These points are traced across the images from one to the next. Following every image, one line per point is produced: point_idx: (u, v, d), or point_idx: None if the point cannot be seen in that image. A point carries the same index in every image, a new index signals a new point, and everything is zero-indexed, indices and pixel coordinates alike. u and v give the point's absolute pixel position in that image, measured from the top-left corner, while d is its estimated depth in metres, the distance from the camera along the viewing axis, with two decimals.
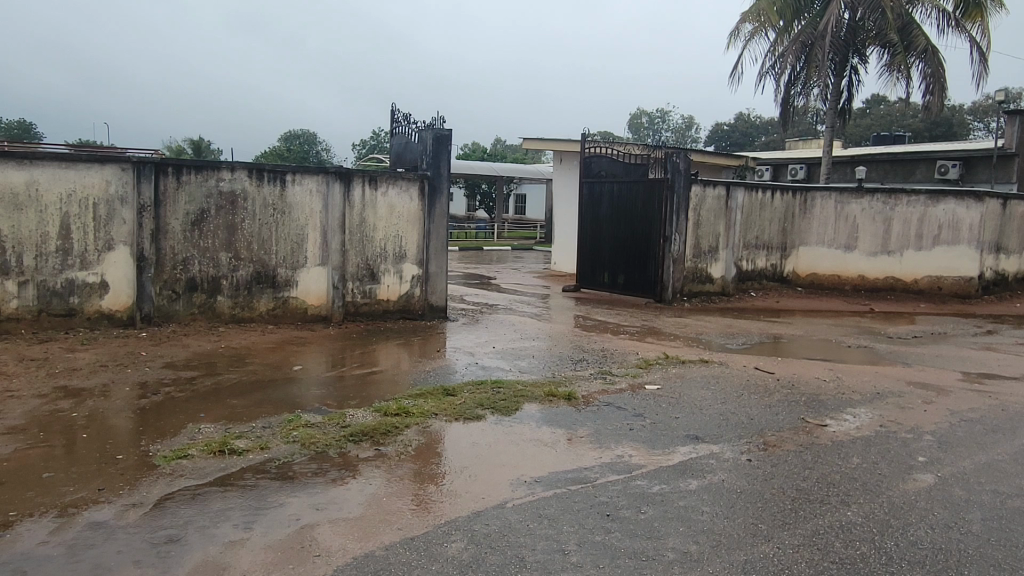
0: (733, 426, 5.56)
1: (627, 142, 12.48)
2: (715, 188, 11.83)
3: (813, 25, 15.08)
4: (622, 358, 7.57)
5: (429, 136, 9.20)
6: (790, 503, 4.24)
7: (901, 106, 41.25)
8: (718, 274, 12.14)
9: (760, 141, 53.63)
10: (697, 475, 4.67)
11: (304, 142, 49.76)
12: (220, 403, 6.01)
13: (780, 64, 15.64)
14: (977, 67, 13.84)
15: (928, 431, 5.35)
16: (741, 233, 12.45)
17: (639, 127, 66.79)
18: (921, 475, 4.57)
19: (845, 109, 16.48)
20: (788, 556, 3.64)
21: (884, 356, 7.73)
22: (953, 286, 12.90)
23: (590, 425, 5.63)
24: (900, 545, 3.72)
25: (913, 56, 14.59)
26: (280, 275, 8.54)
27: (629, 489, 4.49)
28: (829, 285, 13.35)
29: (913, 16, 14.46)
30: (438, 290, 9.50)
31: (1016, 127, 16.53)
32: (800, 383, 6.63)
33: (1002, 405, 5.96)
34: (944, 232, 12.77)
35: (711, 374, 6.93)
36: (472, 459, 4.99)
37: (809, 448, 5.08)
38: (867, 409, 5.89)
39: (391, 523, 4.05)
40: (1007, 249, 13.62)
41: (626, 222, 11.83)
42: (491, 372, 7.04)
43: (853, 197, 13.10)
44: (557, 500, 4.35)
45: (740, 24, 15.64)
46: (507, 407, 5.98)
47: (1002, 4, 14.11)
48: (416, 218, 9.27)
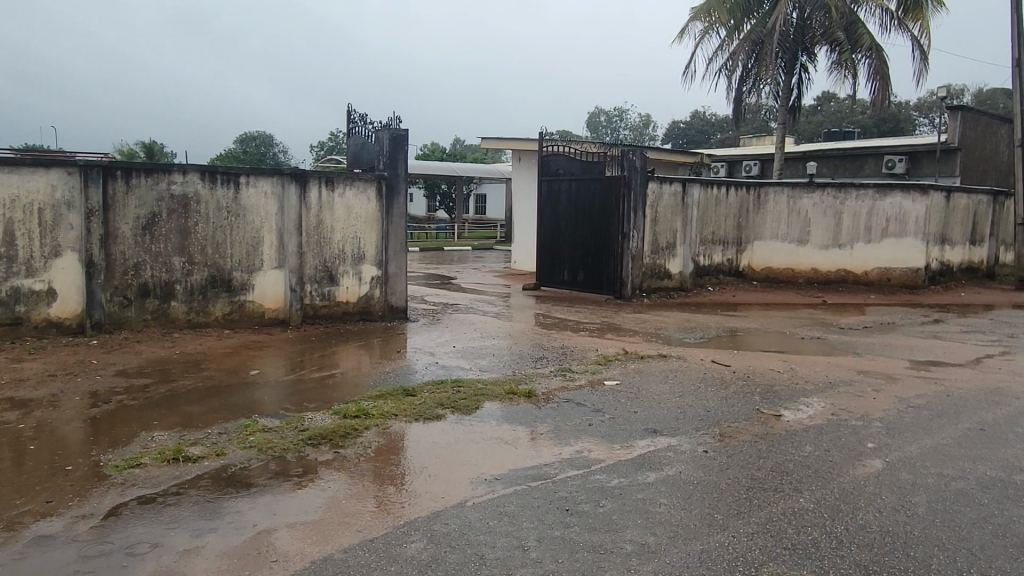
0: (690, 418, 5.64)
1: (585, 141, 12.54)
2: (672, 184, 11.97)
3: (763, 23, 15.39)
4: (581, 355, 7.63)
5: (386, 136, 9.16)
6: (744, 492, 4.32)
7: (851, 103, 42.41)
8: (676, 270, 12.30)
9: (716, 139, 54.54)
10: (655, 468, 4.73)
11: (262, 144, 49.01)
12: (174, 410, 5.89)
13: (731, 61, 15.89)
14: (919, 64, 14.25)
15: (876, 418, 5.50)
16: (698, 229, 12.63)
17: (598, 126, 67.26)
18: (870, 461, 4.69)
19: (796, 106, 16.83)
20: (742, 544, 3.71)
21: (835, 347, 7.92)
22: (902, 278, 13.28)
23: (551, 422, 5.67)
24: (850, 529, 3.82)
25: (859, 53, 14.97)
26: (236, 279, 8.40)
27: (588, 484, 4.53)
28: (783, 278, 13.62)
29: (857, 16, 14.83)
30: (397, 291, 9.45)
31: (957, 122, 17.11)
32: (755, 375, 6.75)
33: (947, 391, 6.16)
34: (892, 225, 13.14)
35: (669, 369, 7.02)
36: (432, 458, 4.98)
37: (763, 438, 5.18)
38: (818, 398, 6.04)
39: (350, 525, 4.02)
40: (951, 240, 14.06)
41: (585, 220, 11.90)
42: (451, 372, 7.03)
43: (805, 192, 13.40)
44: (517, 498, 4.36)
45: (692, 24, 15.88)
46: (467, 406, 5.98)
47: (942, 3, 14.56)
48: (374, 219, 9.20)
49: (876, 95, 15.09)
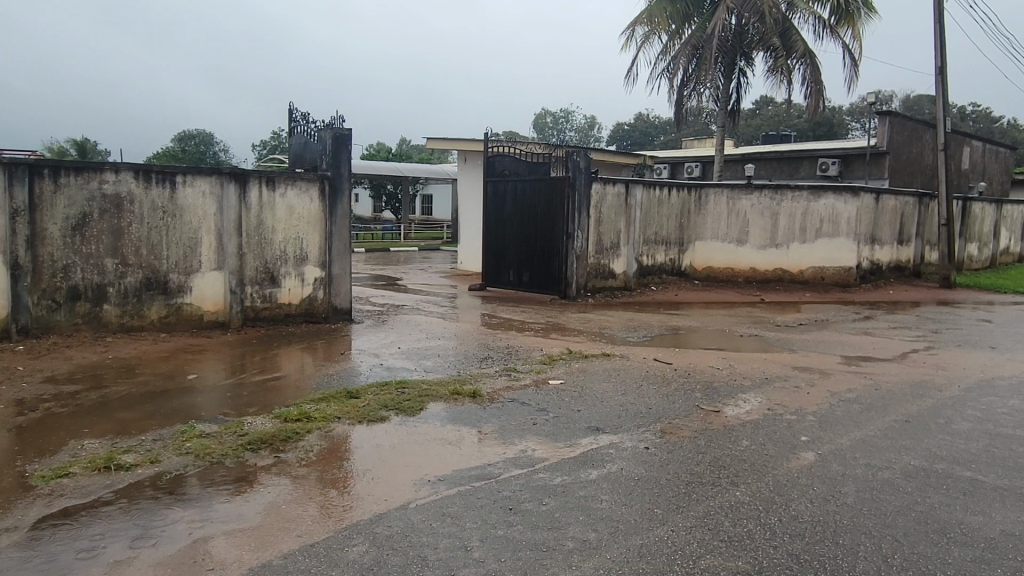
0: (632, 416, 5.73)
1: (529, 141, 12.60)
2: (615, 185, 12.12)
3: (703, 28, 15.73)
4: (527, 355, 7.68)
5: (329, 135, 9.05)
6: (684, 487, 4.41)
7: (787, 108, 43.81)
8: (620, 270, 12.48)
9: (659, 141, 55.59)
10: (598, 465, 4.79)
11: (202, 142, 47.70)
12: (106, 417, 5.69)
13: (673, 65, 16.19)
14: (850, 71, 14.78)
15: (810, 412, 5.69)
16: (641, 229, 12.82)
17: (545, 128, 67.68)
18: (802, 454, 4.85)
19: (736, 109, 17.26)
20: (681, 538, 3.79)
21: (773, 344, 8.15)
22: (835, 276, 13.80)
23: (495, 422, 5.69)
24: (783, 519, 3.95)
25: (793, 59, 15.45)
26: (172, 281, 8.16)
27: (531, 482, 4.56)
28: (724, 278, 13.94)
29: (792, 23, 15.30)
30: (342, 292, 9.36)
31: (886, 127, 17.83)
32: (695, 372, 6.90)
33: (876, 385, 6.42)
34: (826, 225, 13.64)
35: (613, 367, 7.12)
36: (375, 461, 4.93)
37: (703, 433, 5.30)
38: (756, 393, 6.21)
39: (290, 530, 3.96)
40: (881, 240, 14.65)
41: (530, 220, 11.96)
42: (396, 373, 6.99)
43: (744, 193, 13.75)
44: (461, 498, 4.36)
45: (634, 28, 16.13)
46: (412, 407, 5.95)
47: (872, 12, 15.13)
48: (317, 219, 9.08)
49: (810, 100, 15.59)
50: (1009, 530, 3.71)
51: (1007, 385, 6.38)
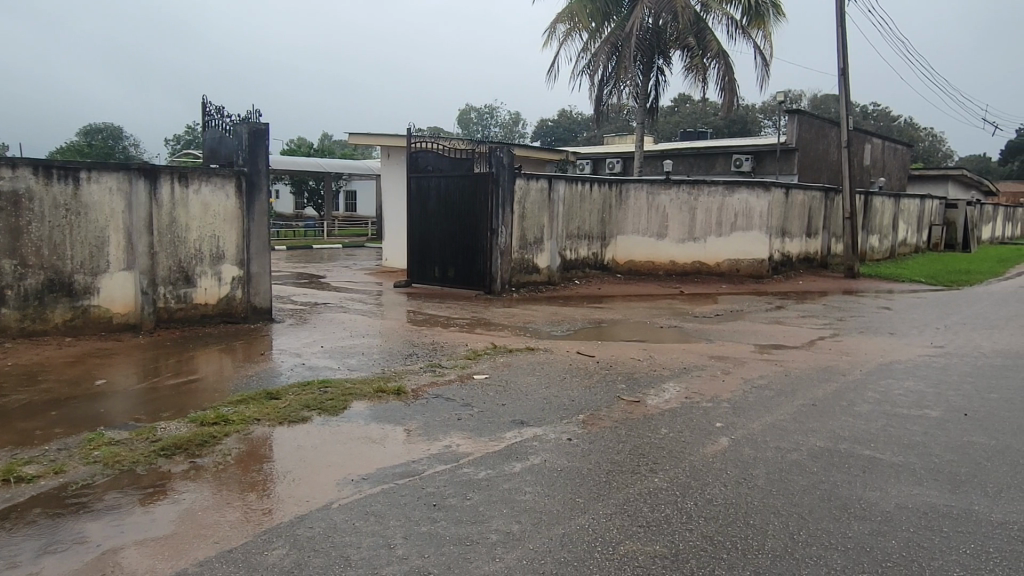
0: (555, 408, 5.82)
1: (452, 137, 12.55)
2: (538, 181, 12.21)
3: (621, 27, 16.03)
4: (451, 351, 7.67)
5: (245, 130, 8.81)
6: (605, 476, 4.51)
7: (703, 106, 45.27)
8: (544, 265, 12.61)
9: (582, 138, 56.45)
10: (521, 458, 4.84)
11: (110, 137, 45.34)
12: (6, 427, 5.37)
13: (593, 63, 16.44)
14: (761, 70, 15.37)
15: (725, 399, 5.91)
16: (564, 224, 12.96)
17: (469, 123, 67.49)
18: (717, 439, 5.03)
19: (654, 106, 17.68)
20: (601, 525, 3.88)
21: (691, 335, 8.42)
22: (749, 268, 14.63)
23: (419, 419, 5.66)
24: (698, 503, 4.09)
25: (708, 58, 15.94)
26: (78, 282, 7.74)
27: (455, 478, 4.57)
28: (644, 271, 14.25)
29: (706, 23, 15.77)
30: (261, 291, 9.13)
31: (795, 125, 18.66)
32: (617, 364, 7.06)
33: (786, 372, 6.72)
34: (740, 219, 14.37)
35: (537, 361, 7.20)
36: (296, 462, 4.84)
37: (623, 423, 5.43)
38: (675, 383, 6.40)
39: (205, 537, 3.84)
40: (790, 233, 15.35)
41: (454, 216, 11.93)
42: (318, 372, 6.86)
43: (662, 188, 14.07)
44: (384, 496, 4.33)
45: (555, 26, 16.30)
46: (334, 407, 5.86)
47: (781, 14, 15.78)
48: (233, 216, 8.81)
49: (725, 98, 16.13)
50: (903, 503, 3.96)
51: (903, 368, 6.80)
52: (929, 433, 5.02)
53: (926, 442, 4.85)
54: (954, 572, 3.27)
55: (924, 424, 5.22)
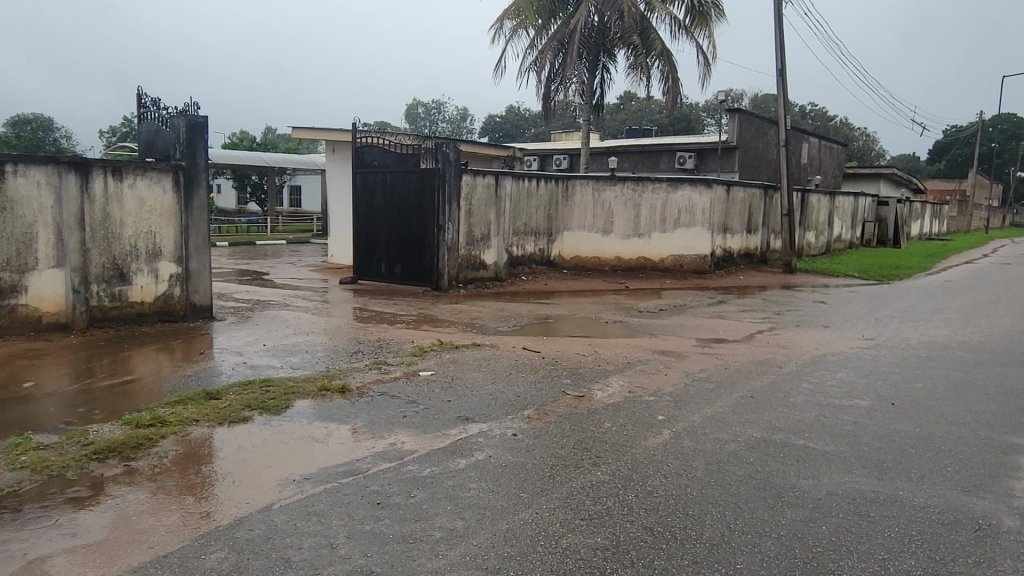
0: (500, 404, 5.84)
1: (398, 132, 12.44)
2: (485, 177, 12.20)
3: (567, 24, 16.15)
4: (397, 347, 7.62)
5: (182, 123, 8.56)
6: (549, 470, 4.56)
7: (648, 104, 46.02)
8: (491, 261, 12.62)
9: (530, 134, 56.69)
10: (466, 454, 4.85)
11: (39, 129, 43.39)
12: None
13: (539, 60, 16.52)
14: (703, 69, 15.68)
15: (666, 393, 6.02)
16: (511, 220, 12.99)
17: (417, 118, 66.97)
18: (658, 432, 5.13)
19: (600, 104, 17.87)
20: (544, 519, 3.91)
21: (635, 329, 8.55)
22: (693, 264, 14.96)
23: (364, 417, 5.61)
24: (640, 495, 4.17)
25: (652, 57, 16.18)
26: (4, 280, 7.39)
27: (399, 475, 4.54)
28: (590, 267, 14.38)
29: (650, 22, 16.00)
30: (201, 289, 8.91)
31: (735, 124, 19.11)
32: (562, 359, 7.13)
33: (726, 365, 6.89)
34: (684, 215, 14.69)
35: (483, 357, 7.21)
36: (236, 463, 4.74)
37: (568, 418, 5.49)
38: (619, 377, 6.49)
39: (139, 543, 3.73)
40: (731, 229, 15.76)
41: (400, 212, 11.84)
42: (260, 371, 6.72)
43: (608, 185, 14.20)
44: (327, 495, 4.28)
45: (501, 22, 16.32)
46: (276, 406, 5.76)
47: (722, 15, 16.12)
48: (171, 212, 8.57)
49: (668, 96, 16.41)
50: (833, 490, 4.12)
51: (836, 360, 7.05)
52: (859, 422, 5.22)
53: (856, 431, 5.04)
54: (879, 555, 3.42)
55: (855, 413, 5.42)
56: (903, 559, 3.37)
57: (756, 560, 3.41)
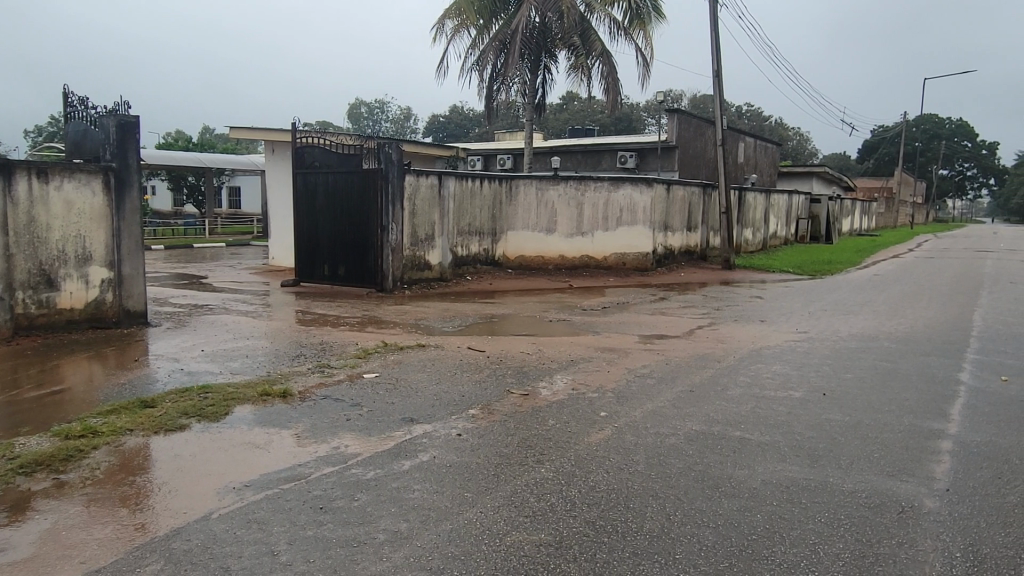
0: (445, 404, 5.84)
1: (339, 133, 12.29)
2: (428, 177, 12.14)
3: (508, 25, 16.23)
4: (340, 350, 7.54)
5: (112, 122, 8.27)
6: (493, 469, 4.58)
7: (591, 104, 46.54)
8: (435, 261, 12.58)
9: (474, 134, 56.64)
10: (411, 455, 4.84)
11: None
12: None
13: (481, 60, 16.54)
14: (642, 70, 15.94)
15: (609, 389, 6.12)
16: (455, 220, 12.97)
17: (359, 118, 66.16)
18: (601, 428, 5.21)
19: (542, 104, 18.00)
20: (489, 518, 3.93)
21: (579, 327, 8.65)
22: (635, 262, 15.25)
23: (306, 421, 5.54)
24: (583, 490, 4.23)
25: (592, 58, 16.38)
26: None
27: (343, 479, 4.50)
28: (535, 266, 14.47)
29: (589, 23, 16.18)
30: (135, 293, 8.64)
31: (674, 124, 19.50)
32: (507, 358, 7.17)
33: (667, 360, 7.04)
34: (625, 214, 14.95)
35: (428, 358, 7.19)
36: (174, 472, 4.62)
37: (513, 416, 5.53)
38: (563, 375, 6.56)
39: (70, 558, 3.60)
40: (671, 227, 16.09)
41: (343, 213, 11.69)
42: (198, 378, 6.56)
43: (551, 184, 14.30)
44: (268, 502, 4.21)
45: (442, 22, 16.27)
46: (215, 412, 5.63)
47: (659, 17, 16.41)
48: (101, 215, 8.28)
49: (609, 96, 16.62)
50: (768, 479, 4.26)
51: (771, 353, 7.28)
52: (792, 412, 5.40)
53: (789, 421, 5.22)
54: (809, 540, 3.55)
55: (788, 404, 5.61)
56: (832, 543, 3.51)
57: (695, 550, 3.50)
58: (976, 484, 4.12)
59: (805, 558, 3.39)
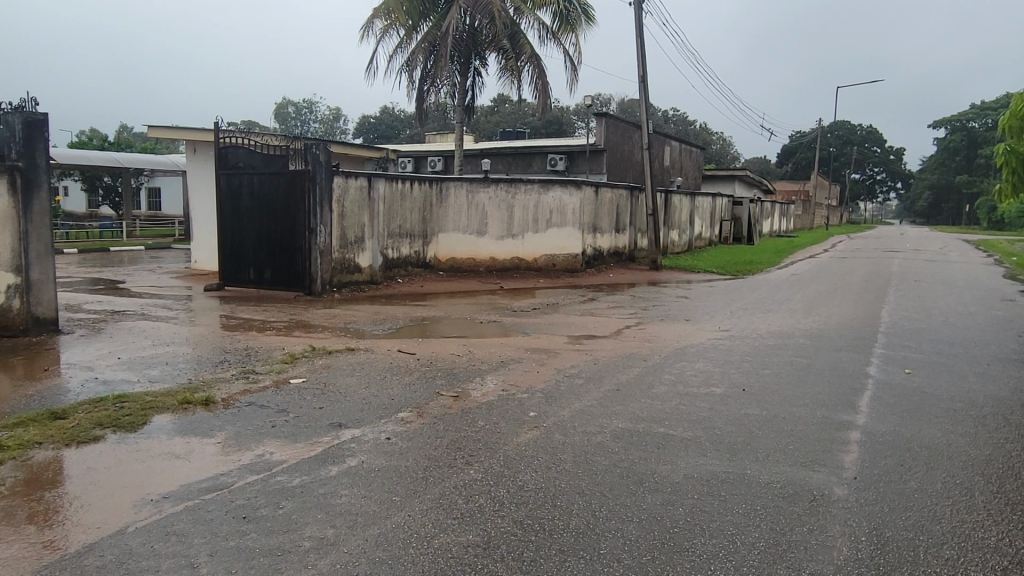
0: (374, 408, 5.79)
1: (264, 133, 12.01)
2: (357, 179, 11.99)
3: (438, 27, 16.21)
4: (266, 355, 7.37)
5: (19, 120, 7.87)
6: (421, 471, 4.57)
7: (522, 107, 46.90)
8: (366, 263, 12.43)
9: (405, 135, 56.18)
10: (339, 461, 4.77)
11: None
12: None
13: (410, 61, 16.44)
14: (570, 74, 16.16)
15: (538, 389, 6.18)
16: (385, 222, 12.84)
17: (287, 118, 64.66)
18: (530, 428, 5.26)
19: (472, 106, 18.04)
20: (417, 521, 3.92)
21: (509, 328, 8.71)
22: (564, 263, 15.45)
23: (229, 428, 5.39)
24: (511, 490, 4.27)
25: (522, 61, 16.51)
26: None
27: (268, 487, 4.40)
28: (465, 267, 14.47)
29: (519, 27, 16.31)
30: (44, 300, 8.24)
31: (602, 127, 19.86)
32: (437, 361, 7.15)
33: (596, 360, 7.16)
34: (555, 216, 15.12)
35: (357, 362, 7.11)
36: (87, 485, 4.43)
37: (443, 418, 5.53)
38: (493, 376, 6.60)
39: None
40: (600, 228, 16.37)
41: (269, 215, 11.43)
42: (114, 387, 6.29)
43: (481, 186, 14.34)
44: (188, 513, 4.08)
45: (371, 21, 16.10)
46: (132, 423, 5.42)
47: (587, 22, 16.68)
48: (6, 217, 7.85)
49: (538, 99, 16.78)
50: (689, 473, 4.39)
51: (695, 352, 7.50)
52: (714, 408, 5.59)
53: (711, 416, 5.40)
54: (728, 531, 3.68)
55: (709, 400, 5.79)
56: (748, 532, 3.65)
57: (619, 545, 3.58)
58: (881, 471, 4.36)
59: (724, 548, 3.51)
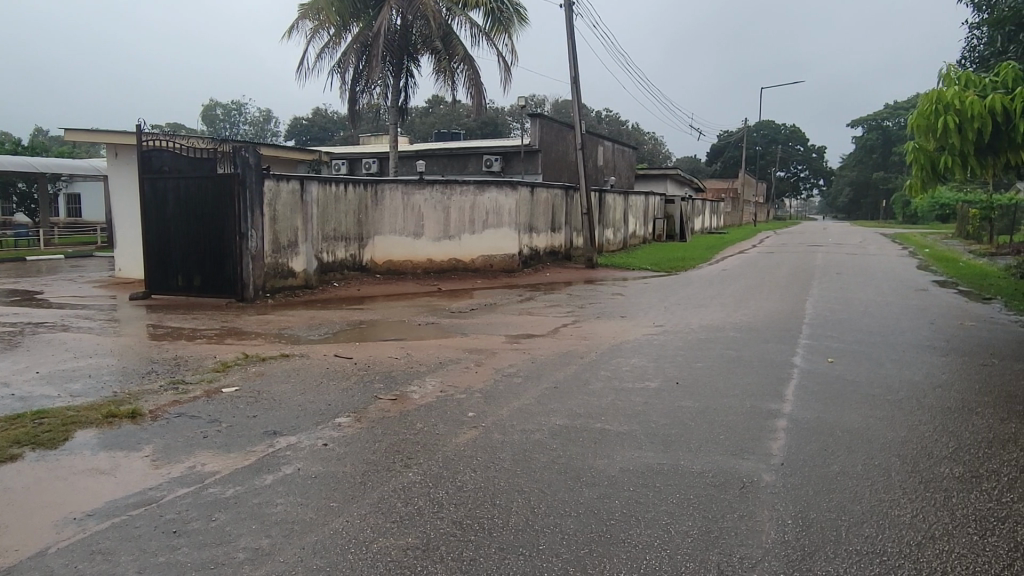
0: (310, 414, 5.69)
1: (190, 135, 11.64)
2: (289, 182, 11.75)
3: (369, 27, 16.05)
4: (196, 365, 7.15)
5: None
6: (360, 476, 4.52)
7: (456, 108, 46.82)
8: (299, 267, 12.20)
9: (339, 137, 55.35)
10: (274, 469, 4.68)
11: None
12: None
13: (342, 62, 16.24)
14: (503, 75, 16.23)
15: (477, 389, 6.19)
16: (319, 225, 12.62)
17: (216, 120, 62.86)
18: (469, 428, 5.27)
19: (405, 107, 17.94)
20: (356, 527, 3.88)
21: (447, 330, 8.69)
22: (502, 263, 15.57)
23: (158, 441, 5.21)
24: (450, 491, 4.27)
25: (455, 62, 16.50)
26: None
27: (199, 499, 4.28)
28: (403, 269, 14.34)
29: (451, 28, 16.29)
30: None
31: (536, 128, 20.03)
32: (374, 364, 7.08)
33: (533, 358, 7.22)
34: (491, 217, 15.23)
35: (291, 368, 6.97)
36: (4, 507, 4.21)
37: (381, 422, 5.47)
38: (431, 378, 6.57)
39: None
40: (536, 228, 16.52)
41: (197, 220, 11.10)
42: (32, 402, 6.00)
43: (417, 188, 14.23)
44: (115, 530, 3.94)
45: (300, 22, 15.85)
46: (53, 439, 5.18)
47: (519, 23, 16.78)
48: None
49: (472, 100, 16.79)
50: (625, 466, 4.48)
51: (630, 347, 7.64)
52: (648, 402, 5.70)
53: (646, 410, 5.51)
54: (662, 520, 3.77)
55: (644, 395, 5.91)
56: (681, 521, 3.75)
57: (557, 540, 3.63)
58: (807, 456, 4.54)
59: (658, 537, 3.60)
